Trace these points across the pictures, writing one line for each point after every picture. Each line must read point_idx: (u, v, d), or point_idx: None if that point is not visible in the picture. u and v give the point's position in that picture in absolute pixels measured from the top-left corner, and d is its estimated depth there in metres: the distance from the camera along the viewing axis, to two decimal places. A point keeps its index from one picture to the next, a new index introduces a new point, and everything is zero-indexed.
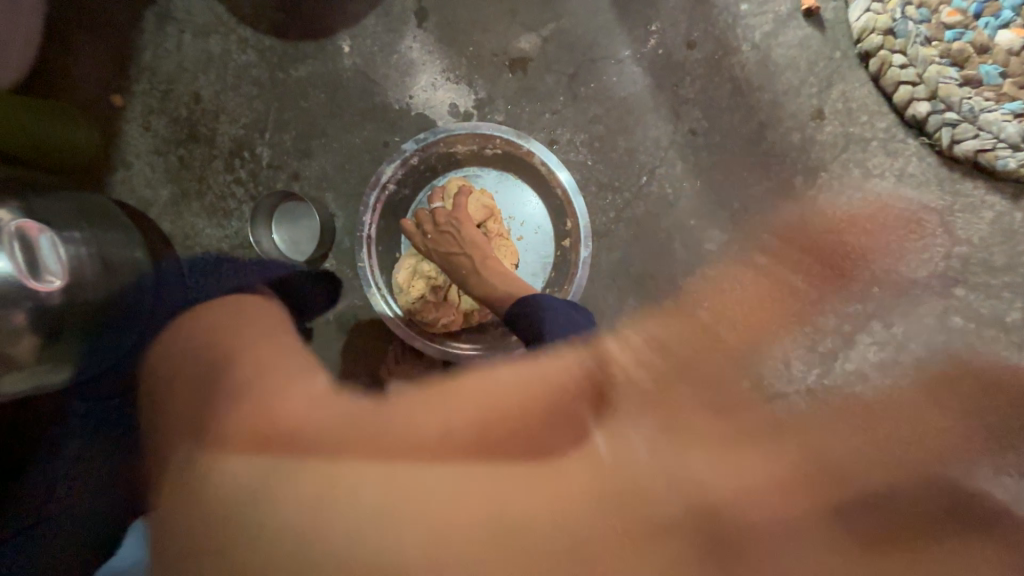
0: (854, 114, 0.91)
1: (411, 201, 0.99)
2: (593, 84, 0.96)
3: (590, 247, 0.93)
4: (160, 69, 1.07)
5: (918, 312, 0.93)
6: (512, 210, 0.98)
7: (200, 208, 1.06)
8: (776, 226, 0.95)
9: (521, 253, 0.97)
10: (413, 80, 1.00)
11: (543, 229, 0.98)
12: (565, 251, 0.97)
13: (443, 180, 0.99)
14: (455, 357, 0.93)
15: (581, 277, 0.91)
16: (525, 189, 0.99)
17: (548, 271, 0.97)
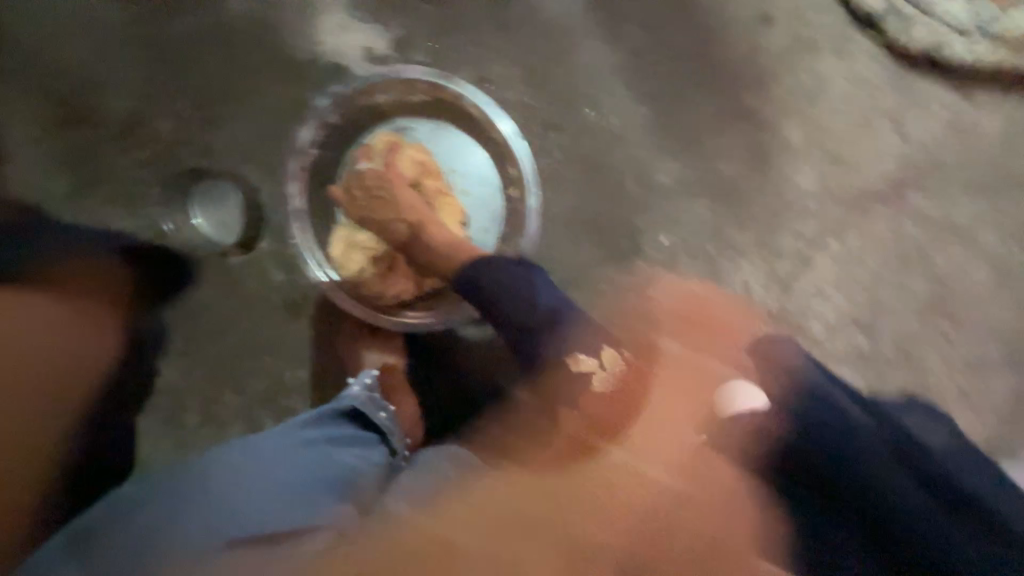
0: (803, 15, 0.85)
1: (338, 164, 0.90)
2: (522, 9, 0.86)
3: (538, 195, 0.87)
4: (18, 38, 0.91)
5: (872, 222, 0.92)
6: (452, 164, 0.90)
7: (102, 198, 0.95)
8: (731, 149, 0.90)
9: (466, 208, 0.90)
10: (320, 23, 0.88)
11: (486, 179, 0.90)
12: (513, 200, 0.89)
13: (371, 136, 0.89)
14: (410, 327, 0.89)
15: (531, 226, 0.85)
16: (462, 137, 0.90)
17: (498, 225, 0.90)
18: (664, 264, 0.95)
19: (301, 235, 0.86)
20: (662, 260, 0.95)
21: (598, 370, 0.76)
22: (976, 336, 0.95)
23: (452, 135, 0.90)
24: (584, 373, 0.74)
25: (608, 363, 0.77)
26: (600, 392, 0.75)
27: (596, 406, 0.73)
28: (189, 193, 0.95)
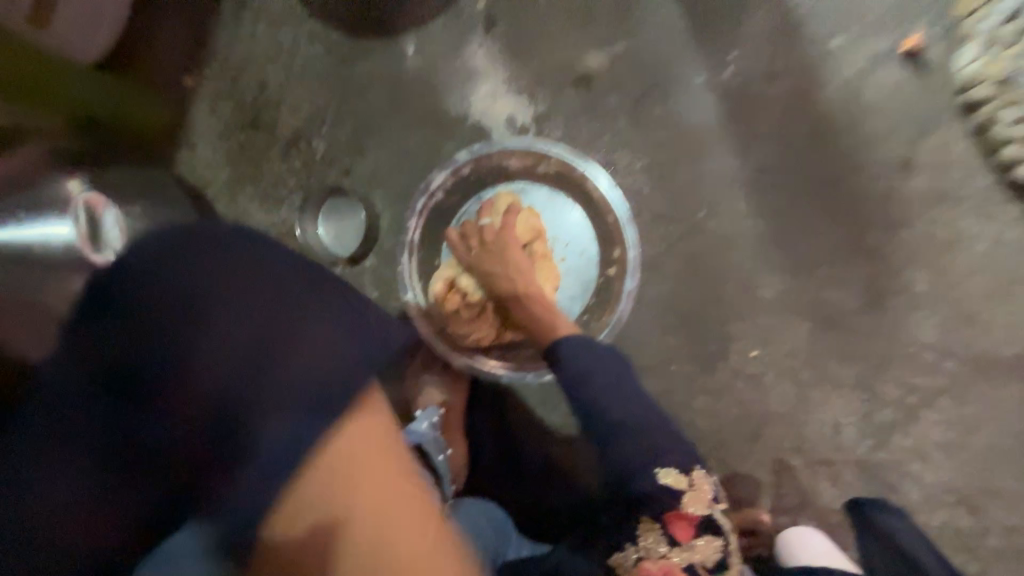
0: (949, 169, 0.83)
1: (457, 210, 0.97)
2: (660, 109, 0.92)
3: (637, 278, 0.90)
4: (231, 55, 1.10)
5: (996, 393, 0.84)
6: (558, 231, 0.94)
7: (253, 194, 1.09)
8: (844, 280, 0.87)
9: (563, 275, 0.92)
10: (474, 88, 0.99)
11: (588, 253, 0.93)
12: (610, 279, 0.92)
13: (491, 193, 0.95)
14: (481, 373, 0.92)
15: (625, 309, 0.87)
16: (572, 207, 0.94)
17: (588, 297, 0.93)
18: (749, 377, 0.91)
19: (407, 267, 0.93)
20: (748, 373, 0.91)
21: (696, 550, 0.64)
22: None
23: (567, 207, 0.93)
24: (681, 538, 0.64)
25: (714, 551, 0.65)
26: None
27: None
28: (323, 203, 1.04)
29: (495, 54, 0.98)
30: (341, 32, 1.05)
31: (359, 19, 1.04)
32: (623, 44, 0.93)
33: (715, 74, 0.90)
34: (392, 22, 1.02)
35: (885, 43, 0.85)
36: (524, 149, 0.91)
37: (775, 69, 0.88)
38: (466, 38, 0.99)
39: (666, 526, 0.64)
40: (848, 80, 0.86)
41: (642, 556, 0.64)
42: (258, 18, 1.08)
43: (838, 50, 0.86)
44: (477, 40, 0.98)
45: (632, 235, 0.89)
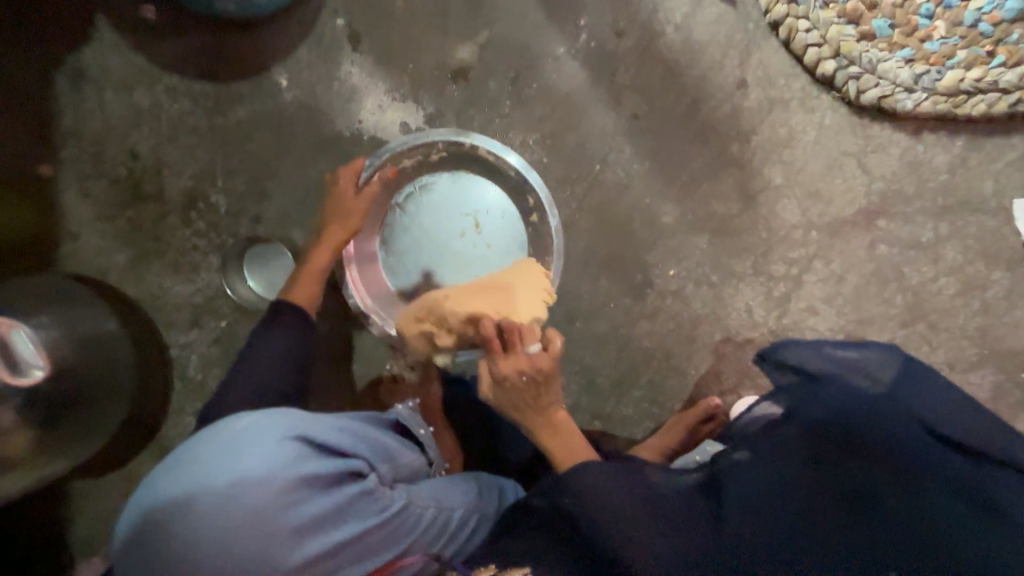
0: (773, 79, 1.00)
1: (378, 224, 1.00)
2: (535, 85, 1.00)
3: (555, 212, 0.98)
4: (86, 131, 1.02)
5: (851, 246, 1.05)
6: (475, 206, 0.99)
7: (163, 267, 1.04)
8: (722, 191, 1.04)
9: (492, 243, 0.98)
10: (359, 106, 1.00)
11: (508, 211, 0.99)
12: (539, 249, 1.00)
13: (403, 196, 0.99)
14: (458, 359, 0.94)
15: (559, 243, 0.96)
16: (481, 181, 1.00)
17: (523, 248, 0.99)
18: (673, 293, 1.06)
19: (355, 291, 0.97)
20: (671, 290, 1.06)
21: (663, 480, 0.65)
22: (951, 339, 1.08)
23: (471, 178, 0.99)
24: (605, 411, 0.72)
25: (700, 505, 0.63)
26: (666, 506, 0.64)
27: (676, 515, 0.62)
28: (243, 255, 1.03)
29: (369, 68, 1.00)
30: (203, 81, 1.01)
31: (218, 63, 1.01)
32: (485, 33, 0.99)
33: (572, 43, 0.99)
34: (254, 59, 1.01)
35: None
36: (412, 146, 0.95)
37: (620, 27, 0.99)
38: (335, 58, 1.00)
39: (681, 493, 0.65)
40: (680, 23, 0.99)
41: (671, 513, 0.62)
42: (102, 85, 1.01)
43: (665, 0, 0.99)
44: (347, 59, 1.00)
45: (539, 185, 0.97)
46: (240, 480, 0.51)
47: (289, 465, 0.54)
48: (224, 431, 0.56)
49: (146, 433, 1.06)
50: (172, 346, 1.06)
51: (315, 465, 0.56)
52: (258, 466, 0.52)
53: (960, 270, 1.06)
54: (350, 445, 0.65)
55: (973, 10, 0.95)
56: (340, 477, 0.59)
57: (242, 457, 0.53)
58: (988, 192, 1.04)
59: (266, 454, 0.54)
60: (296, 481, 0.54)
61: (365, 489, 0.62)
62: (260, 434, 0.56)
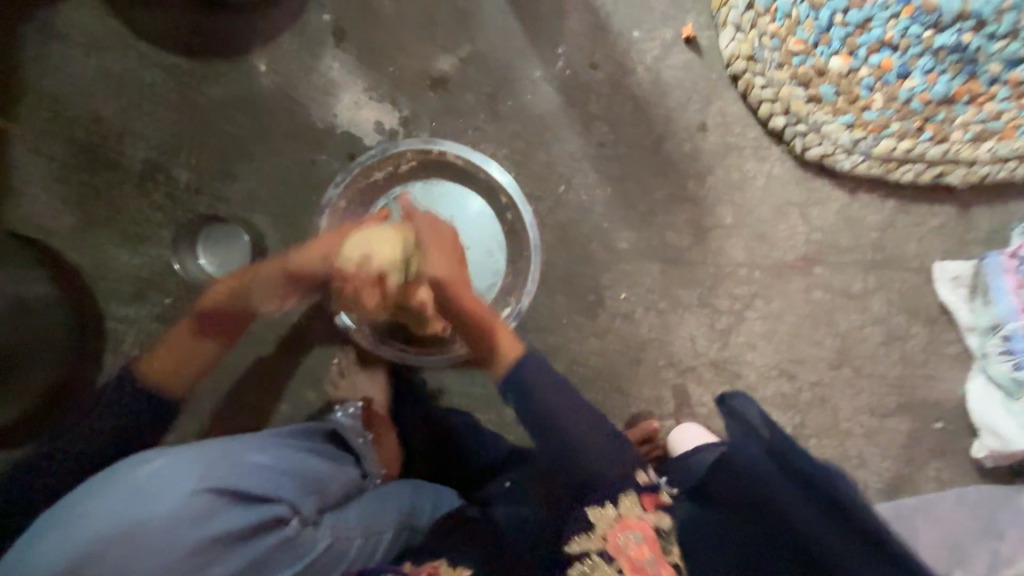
0: (730, 127, 1.08)
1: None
2: (511, 102, 1.04)
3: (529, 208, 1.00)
4: (48, 88, 1.00)
5: (790, 288, 1.13)
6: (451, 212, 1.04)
7: (112, 235, 1.02)
8: (676, 225, 1.09)
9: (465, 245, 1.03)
10: (336, 100, 1.02)
11: (484, 213, 1.04)
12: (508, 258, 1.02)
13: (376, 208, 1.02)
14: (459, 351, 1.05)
15: (535, 237, 0.99)
16: (456, 188, 1.04)
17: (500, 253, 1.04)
18: (623, 316, 1.11)
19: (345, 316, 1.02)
20: (621, 312, 1.11)
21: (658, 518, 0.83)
22: (873, 385, 1.16)
23: (444, 186, 1.04)
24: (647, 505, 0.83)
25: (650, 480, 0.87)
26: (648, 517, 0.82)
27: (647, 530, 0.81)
28: (198, 236, 1.01)
29: (350, 65, 1.02)
30: (180, 55, 1.01)
31: (198, 41, 1.01)
32: (468, 48, 1.03)
33: (550, 68, 1.05)
34: (236, 41, 1.01)
35: (672, 33, 1.06)
36: (379, 158, 0.98)
37: (595, 61, 1.05)
38: (318, 51, 1.02)
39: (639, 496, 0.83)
40: (651, 64, 1.06)
41: (621, 515, 0.80)
42: (73, 44, 1.00)
43: (639, 42, 1.06)
44: (330, 53, 1.02)
45: (512, 186, 1.00)
46: (137, 546, 0.54)
47: (192, 524, 0.57)
48: (123, 484, 0.57)
49: (60, 411, 0.99)
50: (109, 318, 1.02)
51: (225, 522, 0.59)
52: (161, 528, 0.55)
53: (885, 321, 1.15)
54: (272, 489, 0.66)
55: (906, 90, 1.04)
56: (252, 528, 0.61)
57: (142, 522, 0.55)
58: (912, 253, 1.13)
59: (173, 516, 0.56)
60: (198, 544, 0.56)
61: (282, 538, 0.63)
62: (161, 491, 0.57)
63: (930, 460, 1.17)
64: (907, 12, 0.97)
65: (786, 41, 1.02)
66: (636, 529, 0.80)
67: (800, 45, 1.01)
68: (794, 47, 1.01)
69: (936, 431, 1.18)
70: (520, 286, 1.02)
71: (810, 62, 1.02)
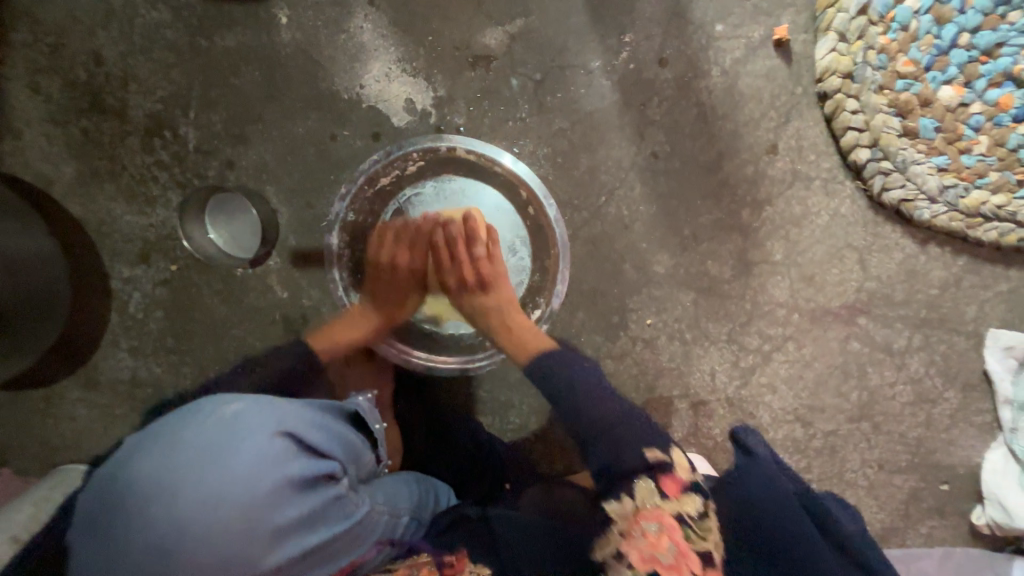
0: (804, 152, 0.94)
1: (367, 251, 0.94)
2: (560, 94, 0.91)
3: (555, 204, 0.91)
4: (44, 17, 0.88)
5: (826, 336, 1.05)
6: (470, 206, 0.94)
7: (115, 191, 0.95)
8: (719, 253, 1.00)
9: None
10: (363, 68, 0.90)
11: (503, 208, 0.94)
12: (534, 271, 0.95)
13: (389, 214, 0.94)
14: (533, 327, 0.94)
15: (561, 233, 0.89)
16: (471, 187, 0.94)
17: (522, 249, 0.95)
18: (644, 342, 1.05)
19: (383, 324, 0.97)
20: (643, 338, 1.05)
21: (682, 503, 0.71)
22: (888, 442, 1.12)
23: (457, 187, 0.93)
24: (670, 492, 0.72)
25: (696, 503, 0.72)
26: (686, 526, 0.70)
27: (674, 535, 0.69)
28: (205, 206, 0.94)
29: (383, 28, 0.89)
30: None
31: None
32: (520, 22, 0.89)
33: (611, 58, 0.90)
34: None
35: (761, 31, 0.90)
36: (383, 163, 0.89)
37: (665, 55, 0.90)
38: (348, 7, 0.88)
39: (656, 481, 0.72)
40: (728, 67, 0.91)
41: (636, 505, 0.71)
42: None
43: (719, 38, 0.90)
44: (362, 11, 0.88)
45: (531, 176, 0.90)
46: (224, 475, 0.60)
47: (273, 462, 0.62)
48: (212, 416, 0.64)
49: (78, 360, 1.01)
50: (114, 278, 0.98)
51: (296, 466, 0.64)
52: (243, 463, 0.61)
53: (918, 381, 1.08)
54: (330, 448, 0.71)
55: (1021, 134, 0.90)
56: (315, 479, 0.66)
57: (233, 448, 0.61)
58: (969, 316, 1.04)
59: (255, 452, 0.62)
60: (275, 481, 0.62)
61: (336, 493, 0.68)
62: (248, 426, 0.64)
63: (927, 520, 1.16)
64: None
65: (894, 60, 0.88)
66: (663, 549, 0.68)
67: (909, 66, 0.88)
68: (902, 68, 0.88)
69: (940, 493, 1.15)
70: (549, 286, 0.93)
71: (915, 88, 0.89)
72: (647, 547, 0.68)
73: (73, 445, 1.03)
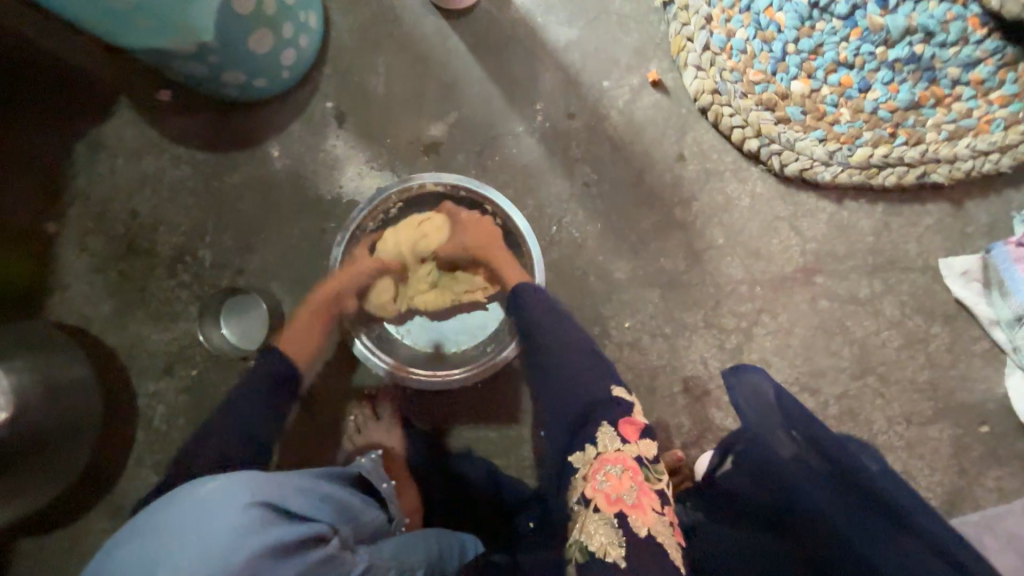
0: (707, 154, 1.14)
1: None
2: (498, 157, 1.13)
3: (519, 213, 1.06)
4: (93, 193, 1.14)
5: (794, 301, 1.12)
6: None
7: (145, 315, 1.10)
8: (669, 250, 1.13)
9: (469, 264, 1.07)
10: (340, 173, 1.13)
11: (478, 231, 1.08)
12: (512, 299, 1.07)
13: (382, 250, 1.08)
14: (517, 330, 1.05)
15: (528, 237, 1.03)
16: (453, 216, 1.09)
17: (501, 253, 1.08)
18: (630, 344, 1.11)
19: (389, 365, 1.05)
20: (628, 341, 1.11)
21: (642, 447, 0.73)
22: (903, 393, 1.11)
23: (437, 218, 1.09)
24: (629, 435, 0.73)
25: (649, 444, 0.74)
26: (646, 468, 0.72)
27: (636, 475, 0.70)
28: (220, 309, 1.08)
29: (351, 141, 1.14)
30: (204, 152, 1.15)
31: (218, 138, 1.15)
32: (455, 114, 1.14)
33: (531, 123, 1.14)
34: (252, 134, 1.15)
35: (638, 78, 1.16)
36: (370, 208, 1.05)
37: (571, 111, 1.15)
38: (323, 133, 1.14)
39: (617, 427, 0.73)
40: (623, 108, 1.15)
41: (599, 451, 0.72)
42: (114, 154, 1.15)
43: (609, 90, 1.15)
44: (333, 133, 1.14)
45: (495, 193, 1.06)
46: (205, 555, 0.52)
47: (254, 531, 0.55)
48: (184, 501, 0.56)
49: (106, 483, 1.06)
50: (141, 394, 1.09)
51: (280, 531, 0.57)
52: (224, 534, 0.53)
53: (900, 324, 1.12)
54: (315, 511, 0.65)
55: (871, 100, 1.10)
56: (305, 541, 0.59)
57: (206, 527, 0.53)
58: (914, 253, 1.13)
59: (232, 525, 0.54)
60: (256, 552, 0.53)
61: (326, 556, 0.60)
62: (224, 501, 0.56)
63: (985, 470, 1.09)
64: (857, 34, 1.10)
65: (746, 73, 1.11)
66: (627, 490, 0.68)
67: (759, 74, 1.11)
68: (754, 77, 1.11)
69: (983, 436, 1.10)
70: (530, 285, 1.05)
71: (771, 88, 1.11)
72: (611, 489, 0.68)
73: None
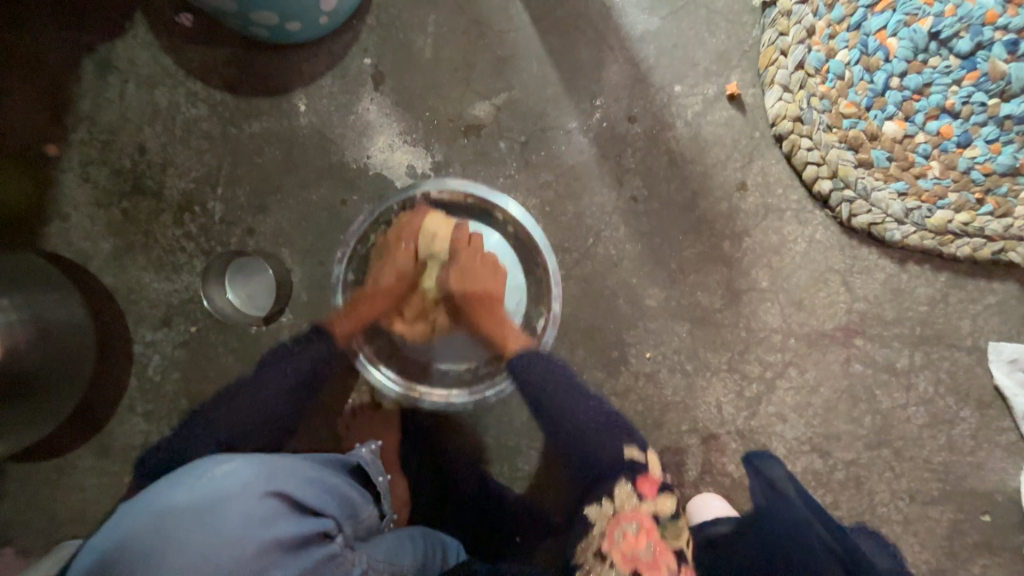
0: (771, 187, 1.03)
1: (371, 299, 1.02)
2: (543, 152, 1.03)
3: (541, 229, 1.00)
4: (100, 119, 1.04)
5: (827, 359, 1.06)
6: None
7: (146, 262, 1.04)
8: (707, 285, 1.05)
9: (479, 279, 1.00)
10: (369, 141, 1.03)
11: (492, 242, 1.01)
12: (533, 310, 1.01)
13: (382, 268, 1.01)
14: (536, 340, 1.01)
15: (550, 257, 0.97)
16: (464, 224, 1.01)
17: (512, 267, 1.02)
18: (646, 376, 1.06)
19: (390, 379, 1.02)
20: (645, 372, 1.06)
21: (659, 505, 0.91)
22: (914, 470, 1.08)
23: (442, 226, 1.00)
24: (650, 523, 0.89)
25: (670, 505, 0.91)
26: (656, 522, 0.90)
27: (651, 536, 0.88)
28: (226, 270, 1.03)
29: (386, 108, 1.03)
30: (224, 92, 1.04)
31: (241, 79, 1.03)
32: (504, 95, 1.03)
33: (586, 119, 1.03)
34: (278, 81, 1.03)
35: (714, 88, 1.03)
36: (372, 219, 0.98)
37: (633, 113, 1.03)
38: (356, 93, 1.03)
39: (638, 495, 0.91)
40: (691, 120, 1.03)
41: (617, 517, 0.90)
42: (126, 78, 1.04)
43: (679, 96, 1.03)
44: (367, 95, 1.03)
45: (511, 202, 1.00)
46: (214, 535, 0.54)
47: (260, 524, 0.56)
48: (203, 481, 0.58)
49: (94, 426, 1.04)
50: (136, 343, 1.04)
51: (286, 525, 0.58)
52: (236, 522, 0.55)
53: (930, 401, 1.07)
54: (323, 505, 0.66)
55: (967, 158, 0.98)
56: (308, 536, 0.59)
57: (218, 512, 0.55)
58: (965, 331, 1.05)
59: (244, 512, 0.56)
60: (264, 546, 0.55)
61: (328, 553, 0.61)
62: (242, 485, 0.59)
63: (976, 557, 1.08)
64: (973, 78, 0.96)
65: (836, 103, 0.99)
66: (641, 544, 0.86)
67: (851, 107, 0.99)
68: (845, 109, 0.99)
69: (983, 524, 1.08)
70: (547, 294, 1.01)
71: (861, 125, 0.99)
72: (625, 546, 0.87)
73: (83, 515, 1.04)
